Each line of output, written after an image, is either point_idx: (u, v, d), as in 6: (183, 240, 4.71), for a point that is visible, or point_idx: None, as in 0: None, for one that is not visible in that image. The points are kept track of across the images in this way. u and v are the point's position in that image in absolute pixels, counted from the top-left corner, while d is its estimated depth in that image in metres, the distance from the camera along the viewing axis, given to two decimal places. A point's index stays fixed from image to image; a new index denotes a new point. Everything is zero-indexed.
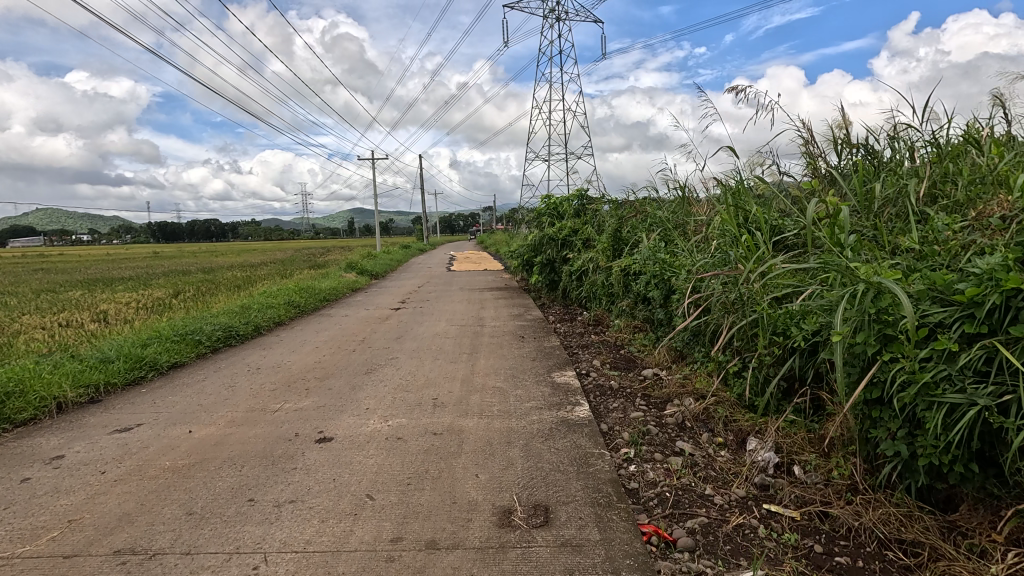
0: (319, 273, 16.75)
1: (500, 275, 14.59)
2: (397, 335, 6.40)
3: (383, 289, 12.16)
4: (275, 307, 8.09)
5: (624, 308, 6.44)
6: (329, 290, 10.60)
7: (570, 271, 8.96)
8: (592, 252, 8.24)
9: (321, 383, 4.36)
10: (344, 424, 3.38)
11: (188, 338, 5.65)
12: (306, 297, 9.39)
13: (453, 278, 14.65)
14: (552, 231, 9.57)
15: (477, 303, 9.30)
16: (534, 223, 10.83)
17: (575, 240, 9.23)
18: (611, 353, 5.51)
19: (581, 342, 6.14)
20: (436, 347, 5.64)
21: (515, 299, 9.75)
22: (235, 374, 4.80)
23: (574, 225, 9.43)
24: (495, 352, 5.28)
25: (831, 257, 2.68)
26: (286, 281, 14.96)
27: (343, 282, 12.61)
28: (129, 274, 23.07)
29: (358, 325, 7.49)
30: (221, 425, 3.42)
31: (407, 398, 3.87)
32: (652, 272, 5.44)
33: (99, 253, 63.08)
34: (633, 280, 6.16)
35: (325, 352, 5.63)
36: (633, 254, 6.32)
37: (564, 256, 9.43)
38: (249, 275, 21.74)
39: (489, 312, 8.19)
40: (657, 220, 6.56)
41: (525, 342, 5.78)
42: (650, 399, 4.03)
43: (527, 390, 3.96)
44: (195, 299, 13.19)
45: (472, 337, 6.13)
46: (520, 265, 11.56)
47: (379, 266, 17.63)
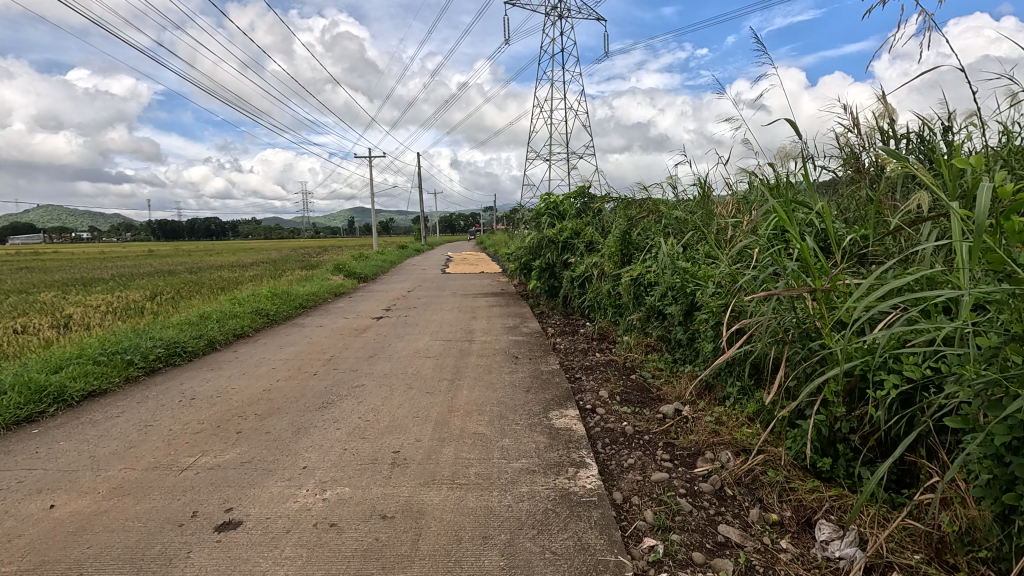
0: (306, 275, 15.82)
1: (496, 280, 13.70)
2: (372, 353, 5.51)
3: (370, 294, 11.26)
4: (239, 316, 7.16)
5: (635, 323, 5.58)
6: (307, 295, 9.69)
7: (573, 278, 8.08)
8: (596, 257, 7.36)
9: (259, 424, 3.46)
10: (266, 495, 2.50)
11: (116, 358, 4.74)
12: (279, 304, 8.46)
13: (446, 281, 13.75)
14: (551, 232, 8.69)
15: (469, 312, 8.40)
16: (533, 224, 9.94)
17: (577, 243, 8.36)
18: (621, 380, 4.64)
19: (587, 364, 5.28)
20: (414, 370, 4.76)
21: (511, 308, 8.86)
22: (159, 408, 3.89)
23: (576, 227, 8.55)
24: (484, 378, 4.40)
25: (971, 279, 1.82)
26: (269, 284, 14.04)
27: (326, 286, 11.70)
28: (111, 274, 22.11)
29: (331, 338, 6.59)
30: (98, 495, 2.53)
31: (361, 450, 2.98)
32: (671, 283, 4.58)
33: (93, 251, 62.15)
34: (646, 292, 5.30)
35: (281, 375, 4.73)
36: (646, 260, 5.47)
37: (564, 260, 8.56)
38: (236, 276, 20.80)
39: (481, 323, 7.30)
40: (672, 222, 5.71)
41: (519, 364, 4.90)
42: (676, 451, 3.16)
43: (517, 439, 3.07)
44: (168, 303, 12.24)
45: (458, 357, 5.24)
46: (517, 269, 10.67)
47: (369, 268, 16.72)
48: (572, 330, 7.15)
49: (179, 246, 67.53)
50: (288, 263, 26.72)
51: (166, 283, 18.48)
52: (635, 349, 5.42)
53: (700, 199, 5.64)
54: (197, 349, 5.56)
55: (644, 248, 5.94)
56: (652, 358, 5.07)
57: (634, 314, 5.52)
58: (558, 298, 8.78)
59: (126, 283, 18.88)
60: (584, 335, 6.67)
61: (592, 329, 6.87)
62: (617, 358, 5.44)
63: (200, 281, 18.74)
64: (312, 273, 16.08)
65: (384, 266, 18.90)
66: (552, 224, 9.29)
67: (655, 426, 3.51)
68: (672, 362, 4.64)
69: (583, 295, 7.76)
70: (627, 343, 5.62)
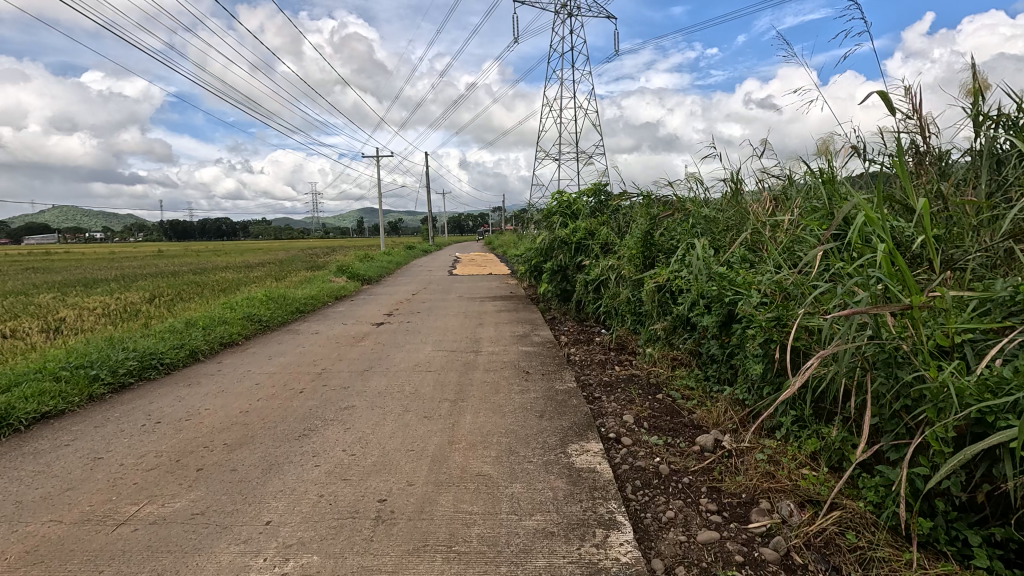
0: (309, 277, 15.36)
1: (505, 282, 13.17)
2: (368, 366, 4.99)
3: (372, 297, 10.76)
4: (228, 322, 6.66)
5: (659, 333, 5.02)
6: (306, 298, 9.20)
7: (588, 283, 7.54)
8: (613, 259, 6.80)
9: (225, 459, 2.94)
10: (213, 566, 1.97)
11: (80, 372, 4.24)
12: (274, 308, 7.96)
13: (453, 284, 13.24)
14: (564, 233, 8.15)
15: (477, 317, 7.87)
16: (544, 224, 9.40)
17: (592, 245, 7.82)
18: (646, 401, 4.09)
19: (607, 380, 4.73)
20: (413, 387, 4.23)
21: (520, 313, 8.31)
22: (118, 434, 3.39)
23: (591, 227, 8.01)
24: (492, 400, 3.86)
25: None
26: (270, 286, 13.58)
27: (328, 289, 11.23)
28: (115, 275, 21.83)
29: (327, 347, 6.09)
30: (3, 563, 2.01)
31: (340, 498, 2.45)
32: (705, 292, 4.04)
33: (103, 251, 62.40)
34: (674, 300, 4.77)
35: (263, 393, 4.22)
36: (671, 263, 4.93)
37: (578, 263, 8.00)
38: (240, 277, 20.42)
39: (489, 330, 6.77)
40: (700, 222, 5.18)
41: (530, 381, 4.36)
42: (723, 499, 2.60)
43: (530, 485, 2.53)
44: (164, 305, 11.80)
45: (462, 371, 4.71)
46: (527, 272, 10.12)
47: (374, 269, 16.25)
48: (587, 339, 6.60)
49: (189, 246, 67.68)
50: (293, 264, 26.36)
51: (169, 284, 18.13)
52: (661, 363, 4.86)
53: (730, 197, 5.10)
54: (176, 360, 5.06)
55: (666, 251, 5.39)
56: (680, 374, 4.51)
57: (657, 323, 4.97)
58: (571, 303, 8.23)
59: (129, 284, 18.56)
60: (602, 346, 6.12)
61: (609, 339, 6.32)
62: (640, 374, 4.89)
63: (203, 283, 18.38)
64: (315, 275, 15.62)
65: (390, 267, 18.43)
66: (564, 224, 8.74)
67: (694, 464, 2.96)
68: (710, 382, 4.09)
69: (599, 302, 7.21)
70: (651, 357, 5.06)
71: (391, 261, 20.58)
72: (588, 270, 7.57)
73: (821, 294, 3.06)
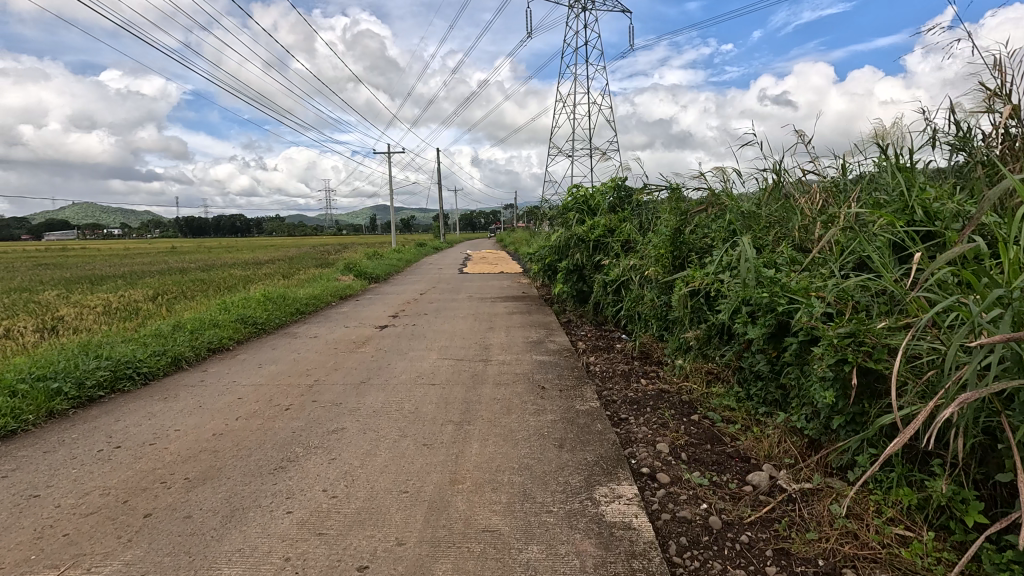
0: (315, 275, 14.95)
1: (517, 281, 12.63)
2: (366, 377, 4.49)
3: (379, 297, 10.29)
4: (220, 325, 6.19)
5: (691, 343, 4.47)
6: (308, 298, 8.75)
7: (608, 283, 7.00)
8: (638, 260, 6.25)
9: (183, 500, 2.45)
10: None
11: (40, 386, 3.77)
12: (272, 309, 7.49)
13: (463, 283, 12.76)
14: (582, 230, 7.61)
15: (487, 320, 7.36)
16: (559, 220, 8.86)
17: (612, 243, 7.27)
18: (682, 424, 3.54)
19: (634, 397, 4.19)
20: (413, 405, 3.73)
21: (533, 315, 7.79)
22: (68, 462, 2.92)
23: (610, 224, 7.46)
24: (503, 423, 3.34)
25: None
26: (275, 284, 13.18)
27: (332, 288, 10.72)
28: (124, 272, 21.60)
29: (324, 353, 5.61)
30: None
31: (311, 565, 1.94)
32: (751, 299, 3.48)
33: (118, 248, 62.80)
34: (711, 308, 4.22)
35: (244, 410, 3.73)
36: (705, 264, 4.38)
37: (596, 262, 7.46)
38: (248, 274, 20.07)
39: (500, 335, 6.25)
40: (737, 217, 4.61)
41: (546, 398, 3.83)
42: (796, 568, 2.05)
43: (550, 549, 2.01)
44: (166, 304, 11.42)
45: (470, 385, 4.20)
46: (540, 271, 9.59)
47: (383, 267, 15.79)
48: (607, 347, 6.06)
49: (202, 243, 67.93)
50: (303, 261, 26.03)
51: (175, 281, 17.81)
52: (694, 377, 4.31)
53: (772, 190, 4.53)
54: (156, 369, 4.60)
55: (697, 250, 4.82)
56: (717, 392, 3.95)
57: (690, 332, 4.41)
58: (588, 304, 7.68)
59: (135, 281, 18.29)
60: (625, 356, 5.57)
61: (632, 347, 5.78)
62: (671, 389, 4.35)
63: (210, 280, 18.04)
64: (322, 273, 15.19)
65: (399, 264, 17.98)
66: (581, 220, 8.19)
67: (752, 512, 2.41)
68: (756, 403, 3.54)
69: (620, 305, 6.67)
70: (683, 370, 4.52)
71: (401, 259, 20.13)
72: (607, 270, 7.04)
73: (910, 311, 2.51)
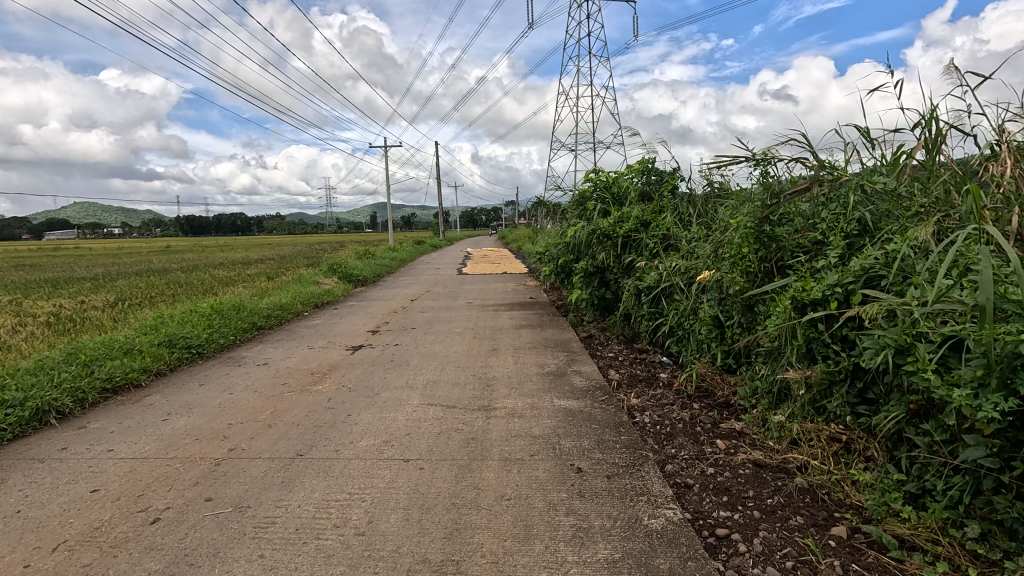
0: (297, 277, 13.45)
1: (523, 284, 11.10)
2: (311, 446, 2.99)
3: (362, 304, 8.78)
4: (136, 351, 4.67)
5: (799, 391, 2.97)
6: (272, 309, 7.21)
7: (644, 292, 5.50)
8: (697, 267, 4.79)
9: None
10: None
11: None
12: (219, 324, 5.98)
13: (462, 286, 11.25)
14: (606, 225, 6.10)
15: (491, 339, 5.85)
16: (574, 213, 7.34)
17: (647, 240, 5.76)
18: (832, 555, 2.05)
19: (724, 483, 2.69)
20: (368, 515, 2.23)
21: (547, 330, 6.29)
22: None
23: (643, 216, 5.96)
24: (521, 571, 1.84)
25: None
26: (248, 289, 11.66)
27: (308, 294, 9.20)
28: (97, 274, 20.01)
29: (268, 393, 4.09)
30: None
31: None
32: (970, 342, 2.02)
33: (111, 248, 61.32)
34: (842, 342, 2.74)
35: (82, 525, 2.22)
36: (826, 272, 2.86)
37: (625, 265, 5.96)
38: (229, 276, 18.49)
39: (507, 361, 4.75)
40: (864, 200, 3.10)
41: (589, 498, 2.33)
42: None
43: None
44: (117, 312, 9.88)
45: (464, 464, 2.69)
46: (551, 273, 8.09)
47: (373, 267, 14.25)
48: (652, 380, 4.56)
49: (198, 242, 66.40)
50: (294, 261, 24.41)
51: (148, 285, 16.24)
52: (809, 447, 2.82)
53: (918, 159, 3.01)
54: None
55: (795, 250, 3.31)
56: (867, 483, 2.45)
57: (799, 375, 2.92)
58: (616, 317, 6.17)
59: (104, 284, 16.69)
60: (682, 398, 4.07)
61: (688, 383, 4.29)
62: (774, 464, 2.86)
63: (186, 283, 16.46)
64: (306, 275, 13.65)
65: (393, 265, 16.43)
66: (604, 212, 6.68)
67: None
68: (959, 516, 2.06)
69: (662, 320, 5.17)
70: (786, 431, 3.02)
71: (396, 259, 18.55)
72: (643, 274, 5.54)
73: None
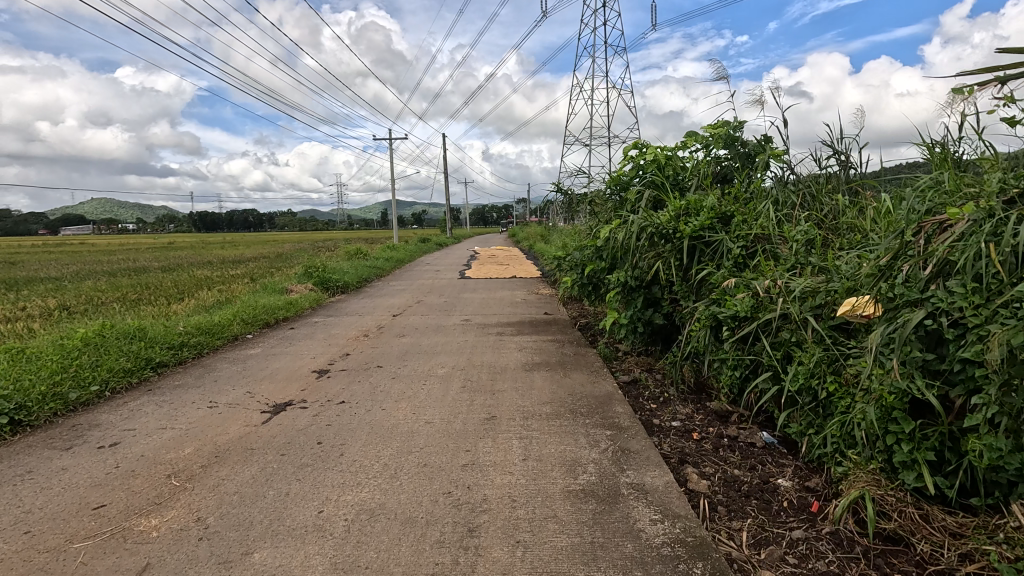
0: (270, 281, 11.62)
1: (535, 293, 9.14)
2: None
3: (329, 323, 6.86)
4: None
5: None
6: (191, 333, 5.27)
7: (730, 326, 3.53)
8: (850, 297, 2.81)
9: None
10: None
11: None
12: (85, 365, 4.03)
13: (462, 295, 9.29)
14: (665, 221, 4.09)
15: (488, 391, 3.87)
16: (609, 205, 5.34)
17: (732, 245, 3.75)
18: None
19: None
20: None
21: (572, 373, 4.31)
22: None
23: (721, 207, 3.94)
24: None
25: None
26: (205, 298, 9.83)
27: (262, 306, 7.27)
28: (66, 274, 18.17)
29: (49, 535, 2.13)
30: None
31: None
32: None
33: (113, 243, 60.18)
34: None
35: None
36: None
37: (695, 282, 3.98)
38: (207, 278, 16.56)
39: (511, 453, 2.77)
40: None
41: None
42: None
43: None
44: (32, 325, 8.08)
45: None
46: (576, 285, 6.12)
47: (361, 270, 12.26)
48: (769, 498, 2.56)
49: (202, 239, 65.03)
50: (286, 259, 22.75)
51: (112, 287, 14.47)
52: None
53: None
54: None
55: None
56: None
57: None
58: (676, 358, 4.18)
59: (64, 286, 14.93)
60: (855, 560, 2.07)
61: (851, 517, 2.28)
62: None
63: (153, 286, 14.56)
64: (281, 278, 11.81)
65: (387, 267, 14.47)
66: (654, 203, 4.69)
67: None
68: None
69: (768, 376, 3.18)
70: None
71: (393, 259, 16.66)
72: (729, 299, 3.57)
73: None
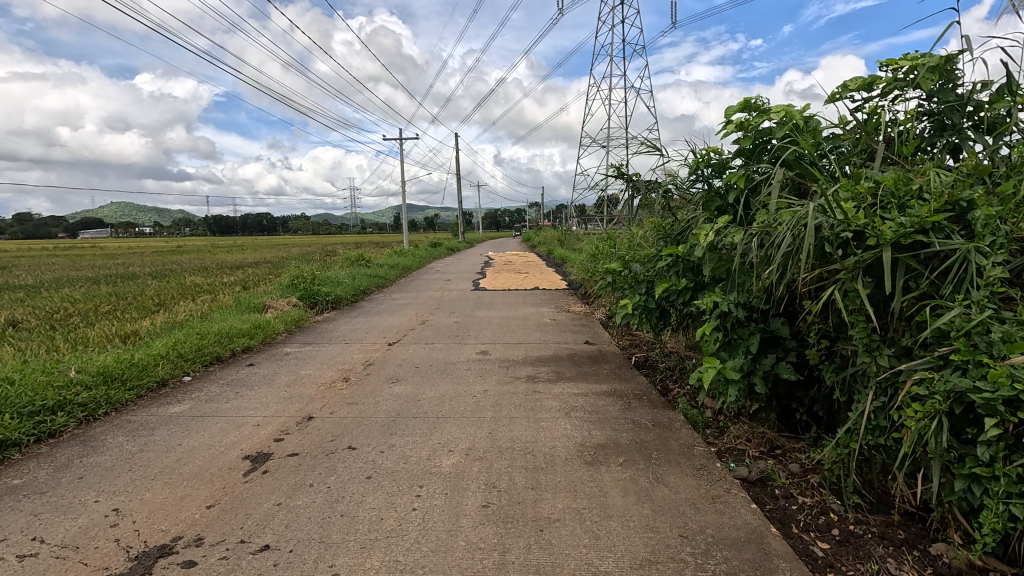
0: (251, 293, 10.01)
1: (566, 311, 7.40)
2: None
3: (301, 356, 5.19)
4: None
5: None
6: (82, 384, 3.60)
7: (1005, 420, 1.81)
8: None
9: None
10: None
11: None
12: None
13: (476, 313, 7.58)
14: (834, 216, 2.37)
15: (529, 521, 2.17)
16: (699, 195, 3.61)
17: (990, 259, 2.02)
18: None
19: None
20: None
21: (664, 472, 2.59)
22: None
23: (948, 192, 2.20)
24: None
25: None
26: (169, 316, 8.21)
27: (217, 331, 5.60)
28: (46, 281, 16.73)
29: None
30: None
31: None
32: None
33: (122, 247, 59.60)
34: None
35: None
36: None
37: (895, 324, 2.27)
38: (194, 286, 15.07)
39: None
40: None
41: None
42: None
43: None
44: None
45: None
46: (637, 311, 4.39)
47: (358, 280, 10.60)
48: None
49: (212, 243, 64.09)
50: (286, 265, 21.30)
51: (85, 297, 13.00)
52: None
53: None
54: None
55: None
56: None
57: None
58: (845, 450, 2.45)
59: (34, 296, 13.50)
60: None
61: None
62: None
63: (130, 296, 13.06)
64: (267, 289, 10.20)
65: (390, 275, 12.82)
66: (788, 188, 2.95)
67: None
68: None
69: None
70: None
71: (398, 266, 15.03)
72: (1002, 366, 1.84)
73: None
